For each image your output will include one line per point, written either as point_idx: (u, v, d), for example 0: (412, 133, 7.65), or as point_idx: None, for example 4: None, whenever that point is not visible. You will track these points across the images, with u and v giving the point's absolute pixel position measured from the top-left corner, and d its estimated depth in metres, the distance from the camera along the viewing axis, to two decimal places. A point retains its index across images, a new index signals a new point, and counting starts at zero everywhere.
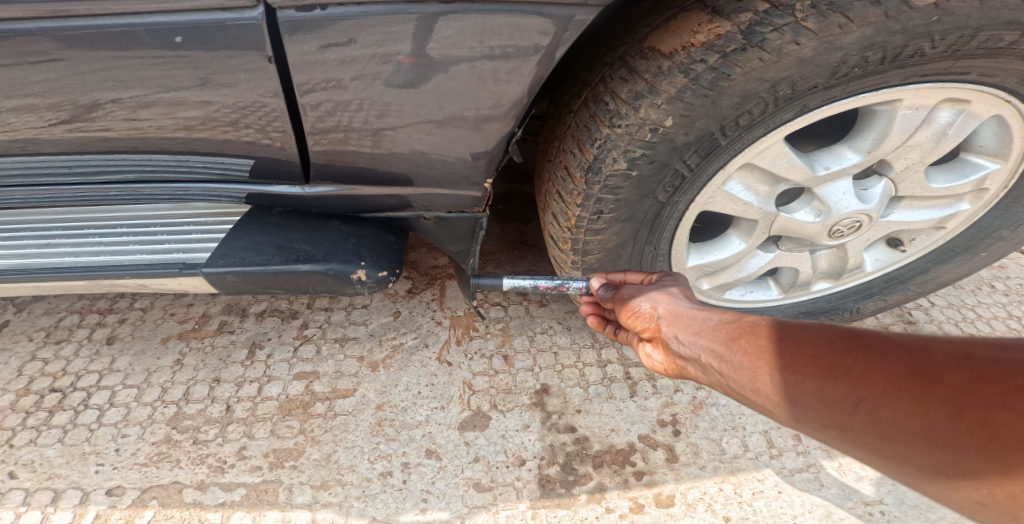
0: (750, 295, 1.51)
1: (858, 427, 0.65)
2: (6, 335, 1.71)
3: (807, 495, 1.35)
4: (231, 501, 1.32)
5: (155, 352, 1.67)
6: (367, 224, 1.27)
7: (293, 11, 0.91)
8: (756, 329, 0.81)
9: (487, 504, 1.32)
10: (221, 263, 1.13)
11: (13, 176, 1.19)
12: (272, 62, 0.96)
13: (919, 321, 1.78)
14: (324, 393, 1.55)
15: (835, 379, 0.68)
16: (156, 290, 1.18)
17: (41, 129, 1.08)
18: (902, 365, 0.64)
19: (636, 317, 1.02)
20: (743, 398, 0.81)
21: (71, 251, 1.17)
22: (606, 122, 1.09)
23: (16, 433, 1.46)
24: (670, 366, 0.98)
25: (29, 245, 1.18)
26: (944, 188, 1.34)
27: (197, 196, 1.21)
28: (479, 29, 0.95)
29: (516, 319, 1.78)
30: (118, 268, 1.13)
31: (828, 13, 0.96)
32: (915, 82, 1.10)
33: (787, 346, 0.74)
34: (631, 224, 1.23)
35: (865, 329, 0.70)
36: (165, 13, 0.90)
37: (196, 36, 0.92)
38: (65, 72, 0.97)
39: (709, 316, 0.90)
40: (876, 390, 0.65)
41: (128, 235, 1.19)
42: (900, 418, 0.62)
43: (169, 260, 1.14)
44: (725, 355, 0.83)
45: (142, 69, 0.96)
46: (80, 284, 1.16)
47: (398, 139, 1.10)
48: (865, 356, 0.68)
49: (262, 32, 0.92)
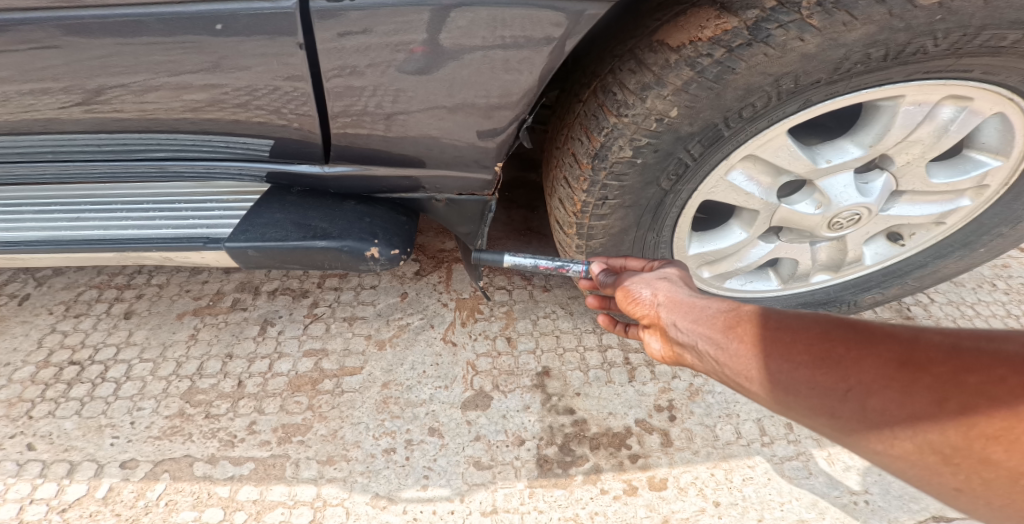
0: (750, 285, 1.55)
1: (846, 414, 0.68)
2: (26, 308, 1.75)
3: (795, 483, 1.40)
4: (240, 475, 1.36)
5: (171, 327, 1.71)
6: (381, 205, 1.30)
7: (324, 2, 0.94)
8: (753, 319, 0.84)
9: (486, 482, 1.37)
10: (243, 238, 1.16)
11: (43, 153, 1.22)
12: (302, 49, 0.99)
13: (916, 317, 1.82)
14: (332, 371, 1.60)
15: (827, 368, 0.71)
16: (180, 264, 1.22)
17: (61, 110, 1.11)
18: (892, 355, 0.67)
19: (636, 304, 1.04)
20: (737, 385, 0.84)
21: (100, 225, 1.21)
22: (613, 111, 1.12)
23: (35, 404, 1.50)
24: (667, 353, 0.99)
25: (60, 219, 1.22)
26: (944, 184, 1.37)
27: (221, 175, 1.23)
28: (492, 20, 0.97)
29: (521, 303, 1.81)
30: (145, 241, 1.17)
31: (833, 11, 0.99)
32: (918, 79, 1.13)
33: (783, 335, 0.77)
34: (635, 210, 1.26)
35: (859, 320, 0.73)
36: (205, 2, 0.93)
37: (234, 24, 0.95)
38: (66, 59, 1.00)
39: (707, 305, 0.93)
40: (866, 379, 0.67)
41: (154, 211, 1.23)
42: (888, 405, 0.65)
43: (194, 235, 1.17)
44: (722, 343, 0.86)
45: (153, 54, 0.99)
46: (109, 257, 1.20)
47: (410, 124, 1.12)
48: (856, 345, 0.70)
49: (295, 20, 0.95)
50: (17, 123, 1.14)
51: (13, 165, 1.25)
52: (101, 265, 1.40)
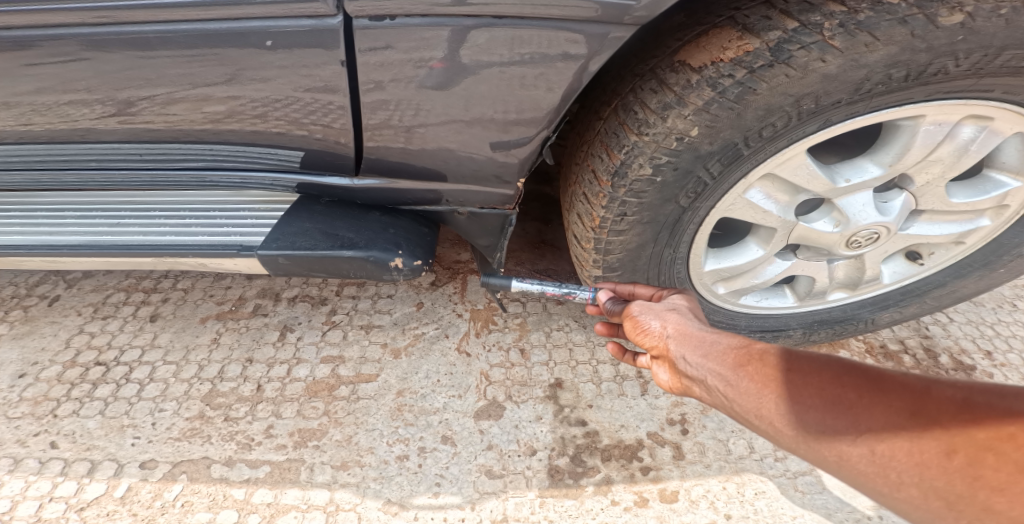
0: (766, 301, 1.54)
1: (854, 458, 0.69)
2: (56, 309, 1.80)
3: (808, 497, 1.40)
4: (256, 478, 1.38)
5: (194, 330, 1.74)
6: (404, 216, 1.32)
7: (367, 21, 0.96)
8: (765, 357, 0.84)
9: (497, 491, 1.38)
10: (274, 246, 1.18)
11: (87, 161, 1.27)
12: (344, 66, 1.01)
13: (935, 336, 1.80)
14: (348, 377, 1.62)
15: (837, 412, 0.72)
16: (214, 270, 1.24)
17: (97, 120, 1.15)
18: (903, 403, 0.68)
19: (645, 334, 1.04)
20: (748, 422, 0.84)
21: (139, 230, 1.24)
22: (634, 129, 1.13)
23: (59, 403, 1.53)
24: (675, 384, 0.98)
25: (101, 224, 1.26)
26: (965, 203, 1.36)
27: (254, 184, 1.26)
28: (511, 39, 0.99)
29: (535, 314, 1.82)
30: (182, 246, 1.20)
31: (855, 32, 1.00)
32: (939, 99, 1.12)
33: (794, 377, 0.78)
34: (652, 226, 1.27)
35: (871, 366, 0.73)
36: (259, 19, 0.96)
37: (284, 40, 0.98)
38: (93, 71, 1.03)
39: (717, 339, 0.92)
40: (876, 425, 0.68)
41: (191, 218, 1.26)
42: (896, 452, 0.66)
43: (228, 242, 1.20)
44: (733, 379, 0.85)
45: (172, 67, 1.02)
46: (147, 261, 1.23)
47: (429, 137, 1.14)
48: (868, 392, 0.71)
49: (339, 38, 0.98)
50: (59, 132, 1.19)
51: (59, 173, 1.30)
52: (134, 270, 1.44)
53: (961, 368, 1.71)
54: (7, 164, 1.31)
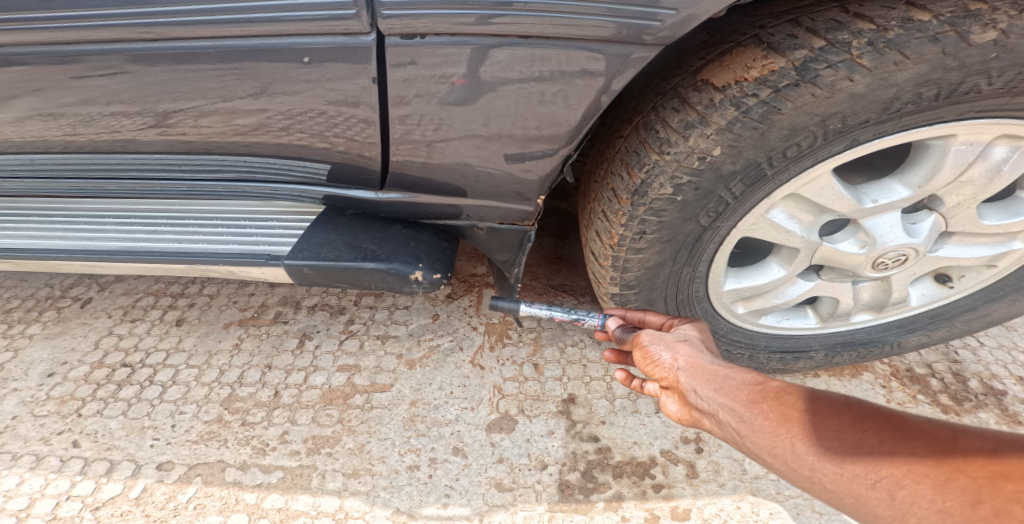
0: (787, 322, 1.50)
1: (873, 501, 0.67)
2: (88, 311, 1.85)
3: (826, 518, 1.36)
4: (268, 483, 1.38)
5: (217, 335, 1.77)
6: (425, 230, 1.32)
7: (398, 39, 0.97)
8: (783, 396, 0.81)
9: (506, 504, 1.36)
10: (300, 256, 1.19)
11: (128, 170, 1.31)
12: (374, 83, 1.02)
13: (964, 361, 1.74)
14: (363, 386, 1.62)
15: (856, 456, 0.69)
16: (243, 278, 1.26)
17: (135, 132, 1.18)
18: (927, 451, 0.65)
19: (655, 365, 1.01)
20: (762, 460, 0.81)
21: (174, 238, 1.27)
22: (655, 148, 1.12)
23: (85, 403, 1.56)
24: (685, 415, 0.95)
25: (139, 231, 1.30)
26: (996, 225, 1.31)
27: (284, 196, 1.28)
28: (531, 57, 0.97)
29: (550, 330, 1.81)
30: (213, 254, 1.21)
31: (884, 51, 0.97)
32: (970, 118, 1.08)
33: (813, 419, 0.75)
34: (672, 246, 1.24)
35: (895, 412, 0.71)
36: (294, 36, 0.97)
37: (321, 57, 0.99)
38: (134, 84, 1.06)
39: (731, 374, 0.89)
40: (898, 471, 0.65)
41: (222, 227, 1.28)
42: (917, 498, 0.63)
43: (257, 251, 1.21)
44: (747, 416, 0.82)
45: (203, 81, 1.04)
46: (180, 268, 1.26)
47: (449, 152, 1.13)
48: (891, 438, 0.69)
49: (371, 56, 0.98)
50: (101, 143, 1.23)
51: (101, 181, 1.34)
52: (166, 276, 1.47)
53: (991, 393, 1.64)
54: (53, 172, 1.35)
